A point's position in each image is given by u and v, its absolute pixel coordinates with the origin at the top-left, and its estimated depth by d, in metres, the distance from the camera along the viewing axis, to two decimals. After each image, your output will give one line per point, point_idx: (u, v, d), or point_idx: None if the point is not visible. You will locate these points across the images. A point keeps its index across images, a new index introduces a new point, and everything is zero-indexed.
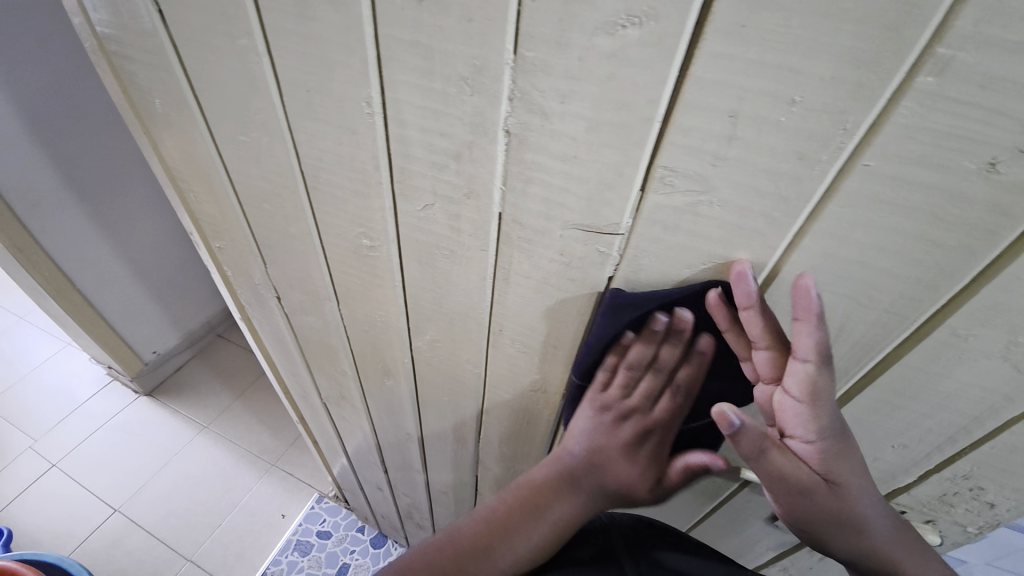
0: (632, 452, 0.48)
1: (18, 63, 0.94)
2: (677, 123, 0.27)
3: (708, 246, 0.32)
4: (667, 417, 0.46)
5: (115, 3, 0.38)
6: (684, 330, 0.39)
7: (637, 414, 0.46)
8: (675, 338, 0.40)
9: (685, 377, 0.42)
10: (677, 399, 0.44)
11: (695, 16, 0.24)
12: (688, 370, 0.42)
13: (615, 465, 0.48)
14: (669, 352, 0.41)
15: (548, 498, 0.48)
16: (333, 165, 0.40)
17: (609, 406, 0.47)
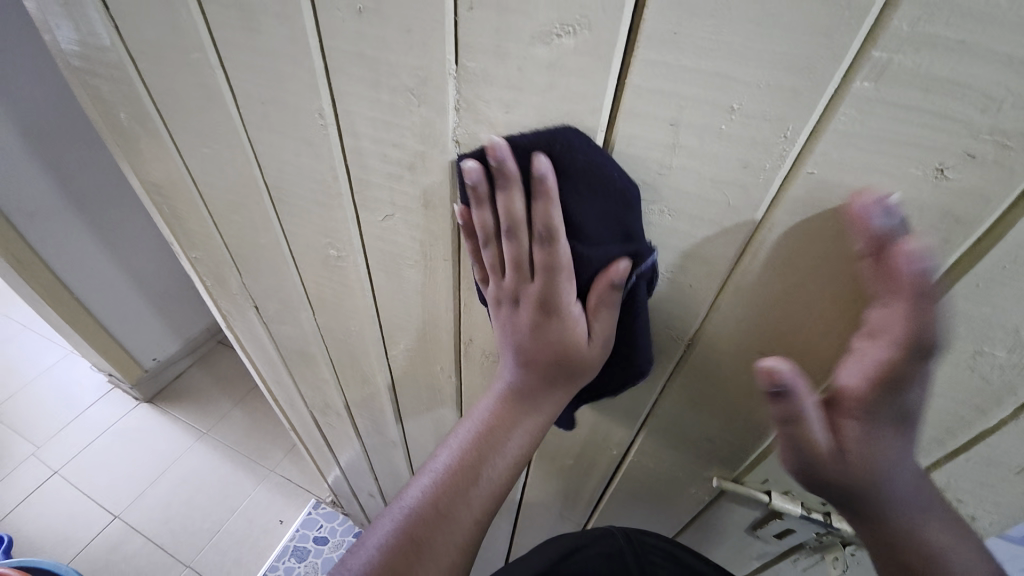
0: (544, 329, 0.34)
1: (14, 75, 0.96)
2: (620, 132, 0.27)
3: (663, 254, 0.32)
4: (561, 274, 0.32)
5: (76, 19, 0.38)
6: (504, 171, 0.29)
7: (528, 286, 0.34)
8: (502, 179, 0.29)
9: (549, 219, 0.29)
10: (556, 248, 0.31)
11: (627, 24, 0.23)
12: (546, 204, 0.29)
13: (541, 353, 0.35)
14: (508, 195, 0.30)
15: (491, 432, 0.38)
16: (295, 177, 0.40)
17: (496, 296, 0.36)
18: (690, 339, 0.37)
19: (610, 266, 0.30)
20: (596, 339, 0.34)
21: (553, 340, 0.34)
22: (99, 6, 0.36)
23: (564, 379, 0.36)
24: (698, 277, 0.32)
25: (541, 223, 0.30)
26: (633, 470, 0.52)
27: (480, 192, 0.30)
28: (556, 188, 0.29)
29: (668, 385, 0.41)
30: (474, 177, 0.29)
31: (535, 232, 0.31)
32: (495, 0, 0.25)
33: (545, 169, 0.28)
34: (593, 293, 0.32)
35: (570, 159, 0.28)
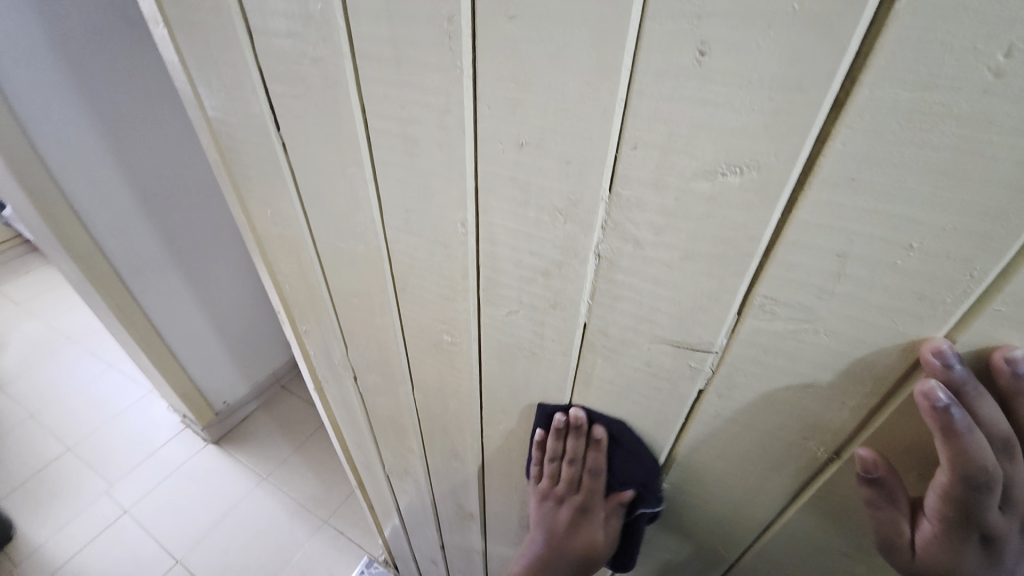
0: (579, 529, 0.51)
1: (139, 142, 1.03)
2: (779, 259, 0.27)
3: (811, 370, 0.31)
4: (596, 493, 0.50)
5: (248, 134, 0.44)
6: (584, 430, 0.45)
7: (570, 495, 0.51)
8: (575, 433, 0.45)
9: (599, 464, 0.47)
10: (598, 478, 0.49)
11: (800, 167, 0.24)
12: (597, 455, 0.46)
13: (574, 540, 0.51)
14: (576, 445, 0.46)
15: (531, 569, 0.53)
16: (423, 272, 0.43)
17: (545, 491, 0.52)
18: (836, 452, 0.34)
19: (623, 494, 0.48)
20: (609, 535, 0.51)
21: (583, 537, 0.51)
22: (271, 126, 0.41)
23: (584, 555, 0.51)
24: (851, 394, 0.31)
25: (593, 467, 0.48)
26: (745, 573, 0.49)
27: (561, 434, 0.46)
28: (607, 445, 0.46)
29: (800, 494, 0.38)
30: (562, 426, 0.45)
31: (587, 469, 0.48)
32: (661, 141, 0.26)
33: (601, 436, 0.45)
34: (610, 503, 0.50)
35: (622, 440, 0.44)
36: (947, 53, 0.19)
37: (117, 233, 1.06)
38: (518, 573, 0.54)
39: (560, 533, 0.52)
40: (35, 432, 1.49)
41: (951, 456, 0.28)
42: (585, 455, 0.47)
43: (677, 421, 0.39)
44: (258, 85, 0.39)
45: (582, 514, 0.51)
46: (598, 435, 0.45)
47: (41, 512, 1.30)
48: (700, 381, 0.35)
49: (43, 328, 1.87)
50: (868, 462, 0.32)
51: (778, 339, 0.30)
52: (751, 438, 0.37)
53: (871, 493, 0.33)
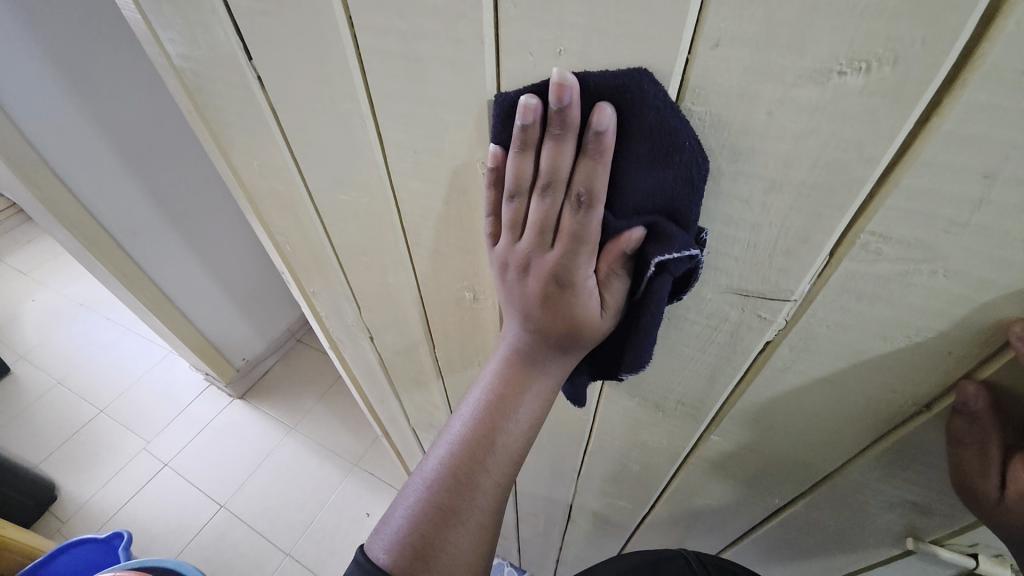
0: (563, 309, 0.30)
1: (108, 95, 0.93)
2: (900, 185, 0.22)
3: (914, 317, 0.26)
4: (586, 243, 0.27)
5: (213, 65, 0.36)
6: (564, 114, 0.24)
7: (543, 254, 0.29)
8: (556, 124, 0.24)
9: (593, 181, 0.25)
10: (593, 214, 0.26)
11: (957, 57, 0.18)
12: (591, 168, 0.25)
13: (555, 328, 0.31)
14: (555, 150, 0.25)
15: (504, 392, 0.33)
16: (439, 224, 0.38)
17: (505, 255, 0.31)
18: (926, 405, 0.30)
19: (623, 240, 0.27)
20: (609, 310, 0.30)
21: (566, 315, 0.30)
22: (242, 57, 0.34)
23: (572, 341, 0.31)
24: (960, 342, 0.26)
25: (581, 184, 0.25)
26: (794, 518, 0.48)
27: (527, 138, 0.25)
28: (610, 146, 0.24)
29: (872, 446, 0.35)
30: (527, 117, 0.24)
31: (573, 190, 0.26)
32: (755, 35, 0.20)
33: (606, 122, 0.23)
34: (606, 258, 0.28)
35: (631, 106, 0.23)
36: None
37: (105, 195, 1.00)
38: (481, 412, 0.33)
39: (533, 320, 0.31)
40: (65, 398, 1.51)
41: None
42: (567, 156, 0.25)
43: (737, 376, 0.36)
44: (219, 4, 0.31)
45: (563, 281, 0.29)
46: (604, 125, 0.23)
47: (85, 471, 1.35)
48: (769, 333, 0.31)
49: (56, 295, 1.85)
50: (971, 394, 0.28)
51: (881, 284, 0.25)
52: (825, 391, 0.33)
53: (963, 429, 0.29)
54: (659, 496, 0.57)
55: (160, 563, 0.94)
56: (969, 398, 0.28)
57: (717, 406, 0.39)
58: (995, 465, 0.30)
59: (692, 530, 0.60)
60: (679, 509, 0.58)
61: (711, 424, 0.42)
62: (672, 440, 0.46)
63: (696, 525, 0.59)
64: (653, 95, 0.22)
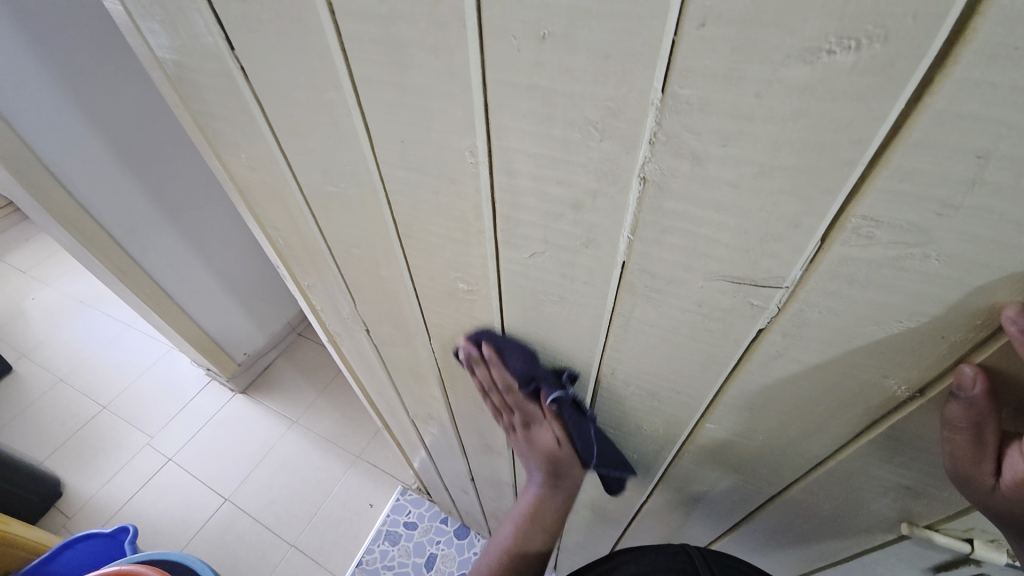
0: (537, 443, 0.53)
1: (96, 88, 0.92)
2: (892, 166, 0.21)
3: (907, 302, 0.26)
4: (524, 406, 0.50)
5: (195, 54, 0.36)
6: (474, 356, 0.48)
7: (515, 417, 0.53)
8: (478, 362, 0.48)
9: (501, 377, 0.48)
10: (519, 397, 0.49)
11: (951, 32, 0.17)
12: (501, 373, 0.47)
13: (543, 450, 0.53)
14: (484, 372, 0.49)
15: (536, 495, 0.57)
16: (430, 215, 0.37)
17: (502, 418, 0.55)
18: (920, 390, 0.30)
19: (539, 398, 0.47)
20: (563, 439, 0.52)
21: (541, 444, 0.53)
22: (224, 46, 0.33)
23: (558, 462, 0.54)
24: (953, 327, 0.26)
25: (501, 381, 0.48)
26: (790, 504, 0.48)
27: (474, 369, 0.49)
28: (496, 358, 0.46)
29: (866, 432, 0.35)
30: (468, 363, 0.49)
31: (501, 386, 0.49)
32: (742, 12, 0.19)
33: (488, 352, 0.46)
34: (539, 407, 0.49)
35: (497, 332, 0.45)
36: None
37: (99, 190, 0.99)
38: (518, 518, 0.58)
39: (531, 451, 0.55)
40: (68, 395, 1.52)
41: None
42: (483, 372, 0.49)
43: (731, 365, 0.35)
44: None
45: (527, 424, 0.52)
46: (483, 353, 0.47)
47: (90, 466, 1.36)
48: (762, 320, 0.31)
49: (55, 293, 1.85)
50: (967, 377, 0.28)
51: (873, 269, 0.25)
52: (820, 379, 0.33)
53: (958, 414, 0.29)
54: (657, 484, 0.57)
55: (166, 557, 0.95)
56: (965, 380, 0.28)
57: (712, 394, 0.39)
58: (992, 450, 0.30)
59: (691, 517, 0.61)
60: (678, 498, 0.58)
61: (707, 413, 0.42)
62: (668, 429, 0.46)
63: (694, 511, 0.59)
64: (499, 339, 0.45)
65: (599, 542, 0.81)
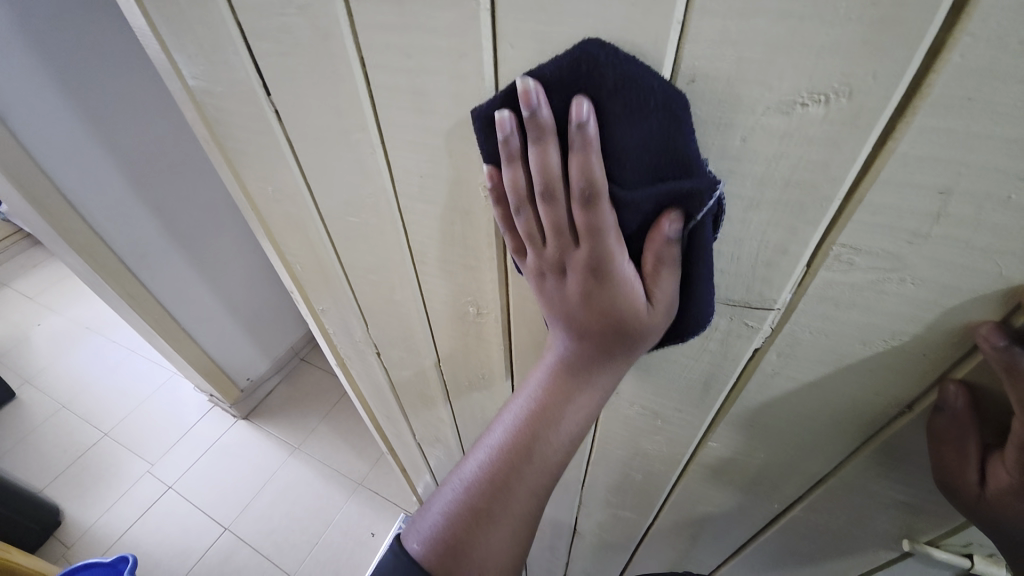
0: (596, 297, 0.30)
1: (114, 121, 0.96)
2: (865, 202, 0.24)
3: (891, 322, 0.28)
4: (608, 231, 0.27)
5: (230, 97, 0.39)
6: (541, 124, 0.25)
7: (571, 252, 0.29)
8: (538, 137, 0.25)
9: (591, 172, 0.25)
10: (602, 211, 0.26)
11: (905, 88, 0.20)
12: (580, 159, 0.25)
13: (608, 312, 0.30)
14: (545, 160, 0.25)
15: (546, 402, 0.34)
16: (445, 244, 0.40)
17: (537, 266, 0.31)
18: (908, 405, 0.32)
19: (659, 223, 0.26)
20: (657, 302, 0.29)
21: (606, 302, 0.29)
22: (260, 92, 0.37)
23: (621, 347, 0.31)
24: (933, 346, 0.28)
25: (582, 179, 0.25)
26: (794, 522, 0.48)
27: (512, 151, 0.26)
28: (597, 137, 0.25)
29: (862, 447, 0.37)
30: (508, 129, 0.26)
31: (576, 194, 0.26)
32: (726, 70, 0.22)
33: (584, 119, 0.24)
34: (651, 252, 0.28)
35: (607, 84, 0.24)
36: None
37: (114, 219, 1.02)
38: (525, 420, 0.34)
39: (579, 313, 0.31)
40: (71, 421, 1.52)
41: (1019, 400, 0.26)
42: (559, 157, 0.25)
43: (730, 383, 0.37)
44: (240, 44, 0.34)
45: (594, 275, 0.29)
46: (588, 116, 0.24)
47: (91, 494, 1.35)
48: (757, 340, 0.33)
49: (63, 319, 1.87)
50: (950, 393, 0.29)
51: (855, 292, 0.27)
52: (814, 395, 0.35)
53: (942, 428, 0.31)
54: (663, 504, 0.58)
55: None
56: (947, 395, 0.29)
57: (713, 412, 0.41)
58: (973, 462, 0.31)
59: (698, 538, 0.61)
60: (683, 518, 0.59)
61: (709, 430, 0.43)
62: (673, 447, 0.48)
63: (700, 532, 0.60)
64: (614, 56, 0.23)
65: (606, 567, 0.80)
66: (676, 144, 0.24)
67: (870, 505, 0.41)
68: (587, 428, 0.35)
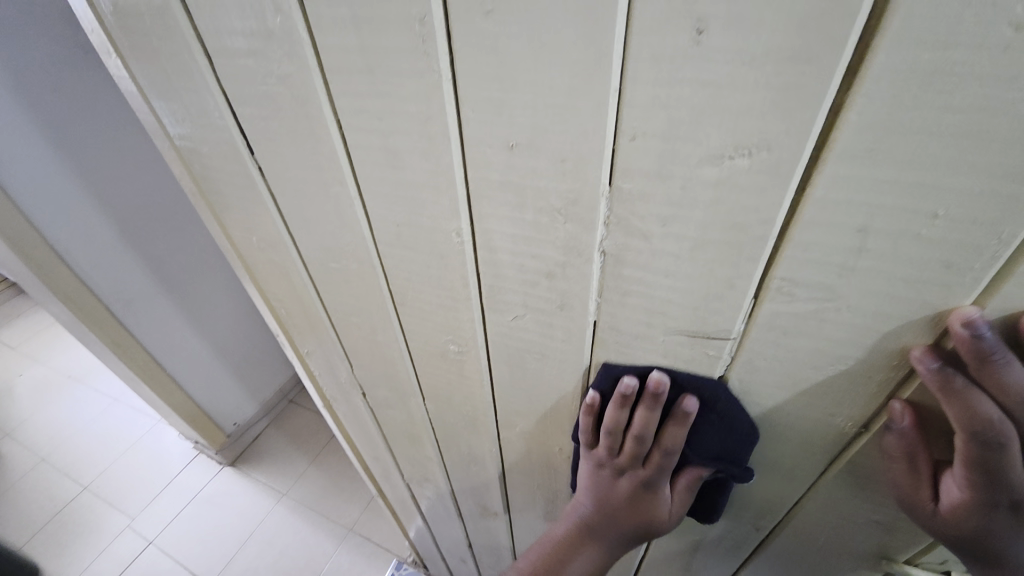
0: (632, 472, 0.42)
1: (103, 172, 0.98)
2: (796, 239, 0.26)
3: (835, 347, 0.30)
4: (654, 444, 0.40)
5: (216, 155, 0.41)
6: (627, 383, 0.37)
7: (624, 446, 0.41)
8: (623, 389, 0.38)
9: (677, 440, 0.39)
10: (651, 430, 0.39)
11: (814, 143, 0.23)
12: (674, 434, 0.39)
13: (637, 482, 0.43)
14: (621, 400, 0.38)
15: (582, 522, 0.45)
16: (423, 286, 0.42)
17: (602, 460, 0.44)
18: (864, 425, 0.34)
19: (691, 472, 0.42)
20: (673, 481, 0.42)
21: (641, 479, 0.42)
22: (244, 151, 0.39)
23: (643, 499, 0.43)
24: (877, 368, 0.30)
25: (669, 443, 0.39)
26: (778, 547, 0.49)
27: (607, 391, 0.39)
28: (661, 394, 0.37)
29: (829, 468, 0.38)
30: (630, 391, 0.38)
31: (662, 444, 0.40)
32: (661, 129, 0.25)
33: (657, 389, 0.37)
34: (679, 452, 0.40)
35: (719, 405, 0.36)
36: (971, 2, 0.18)
37: (101, 267, 1.03)
38: (558, 548, 0.46)
39: (615, 478, 0.44)
40: (48, 475, 1.47)
41: (958, 416, 0.28)
42: (657, 423, 0.39)
43: None
44: (225, 109, 0.37)
45: (647, 487, 0.43)
46: (692, 410, 0.37)
47: (66, 553, 1.29)
48: (719, 368, 0.35)
49: (44, 369, 1.83)
50: (897, 412, 0.31)
51: (800, 320, 0.29)
52: (778, 419, 0.36)
53: (895, 445, 0.33)
54: (651, 535, 0.58)
55: None
56: (897, 415, 0.31)
57: None
58: (926, 476, 0.32)
59: (689, 569, 0.61)
60: (673, 548, 0.59)
61: None
62: None
63: (691, 562, 0.60)
64: (725, 394, 0.36)
65: None
66: (740, 452, 0.39)
67: (846, 526, 0.42)
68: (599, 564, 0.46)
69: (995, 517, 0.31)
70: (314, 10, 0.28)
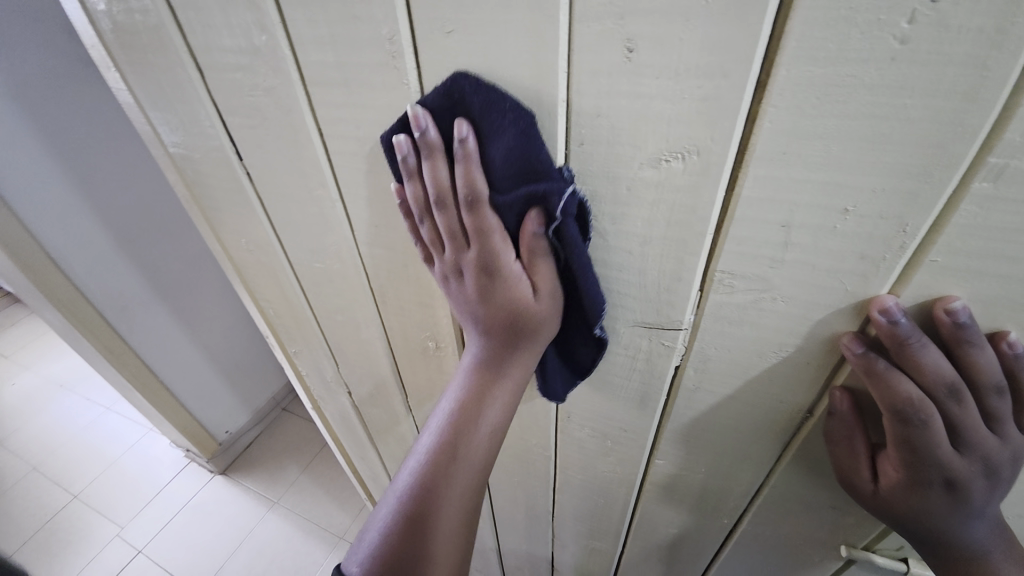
0: (490, 291, 0.33)
1: (98, 181, 1.00)
2: (730, 235, 0.29)
3: (776, 335, 0.33)
4: (492, 233, 0.31)
5: (206, 158, 0.44)
6: (429, 138, 0.30)
7: (466, 254, 0.33)
8: (428, 149, 0.30)
9: (474, 185, 0.30)
10: (482, 212, 0.31)
11: (736, 148, 0.25)
12: (473, 173, 0.30)
13: (497, 306, 0.33)
14: (432, 165, 0.30)
15: (466, 401, 0.35)
16: (402, 284, 0.44)
17: (444, 272, 0.35)
18: (809, 410, 0.36)
19: (528, 221, 0.30)
20: (542, 293, 0.33)
21: (502, 299, 0.33)
22: (234, 158, 0.42)
23: (520, 336, 0.34)
24: (814, 354, 0.33)
25: (465, 188, 0.30)
26: (745, 538, 0.51)
27: (412, 166, 0.31)
28: (477, 151, 0.29)
29: (783, 454, 0.40)
30: (406, 151, 0.30)
31: (465, 203, 0.31)
32: (607, 135, 0.28)
33: (465, 134, 0.29)
34: (525, 246, 0.32)
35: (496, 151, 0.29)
36: (855, 23, 0.20)
37: (96, 273, 1.05)
38: (445, 427, 0.35)
39: (478, 309, 0.34)
40: (36, 484, 1.46)
41: (881, 398, 0.30)
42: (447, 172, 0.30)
43: (662, 397, 0.41)
44: (215, 118, 0.39)
45: (487, 273, 0.32)
46: (464, 137, 0.29)
47: (52, 563, 1.28)
48: (676, 357, 0.37)
49: (36, 377, 1.84)
50: (838, 399, 0.33)
51: (742, 310, 0.32)
52: (733, 407, 0.39)
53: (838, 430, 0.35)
54: (628, 529, 0.60)
55: None
56: (836, 399, 0.33)
57: (653, 429, 0.45)
58: (865, 459, 0.34)
59: (668, 565, 0.62)
60: (649, 543, 0.61)
61: (653, 448, 0.47)
62: (626, 468, 0.51)
63: (668, 557, 0.61)
64: (478, 98, 0.28)
65: None
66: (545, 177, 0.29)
67: (805, 513, 0.44)
68: (507, 419, 0.36)
69: (931, 498, 0.33)
70: (297, 30, 0.31)
